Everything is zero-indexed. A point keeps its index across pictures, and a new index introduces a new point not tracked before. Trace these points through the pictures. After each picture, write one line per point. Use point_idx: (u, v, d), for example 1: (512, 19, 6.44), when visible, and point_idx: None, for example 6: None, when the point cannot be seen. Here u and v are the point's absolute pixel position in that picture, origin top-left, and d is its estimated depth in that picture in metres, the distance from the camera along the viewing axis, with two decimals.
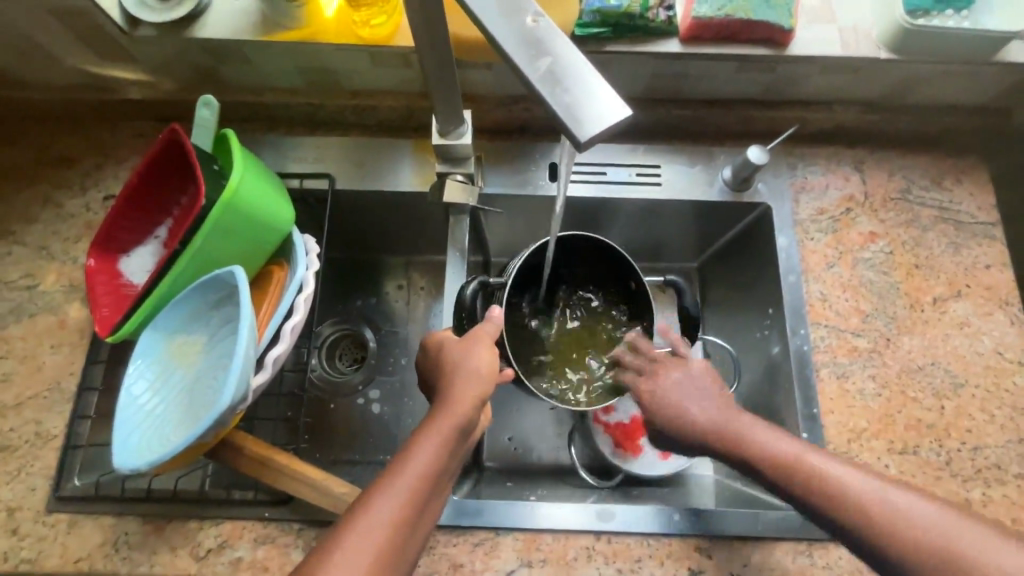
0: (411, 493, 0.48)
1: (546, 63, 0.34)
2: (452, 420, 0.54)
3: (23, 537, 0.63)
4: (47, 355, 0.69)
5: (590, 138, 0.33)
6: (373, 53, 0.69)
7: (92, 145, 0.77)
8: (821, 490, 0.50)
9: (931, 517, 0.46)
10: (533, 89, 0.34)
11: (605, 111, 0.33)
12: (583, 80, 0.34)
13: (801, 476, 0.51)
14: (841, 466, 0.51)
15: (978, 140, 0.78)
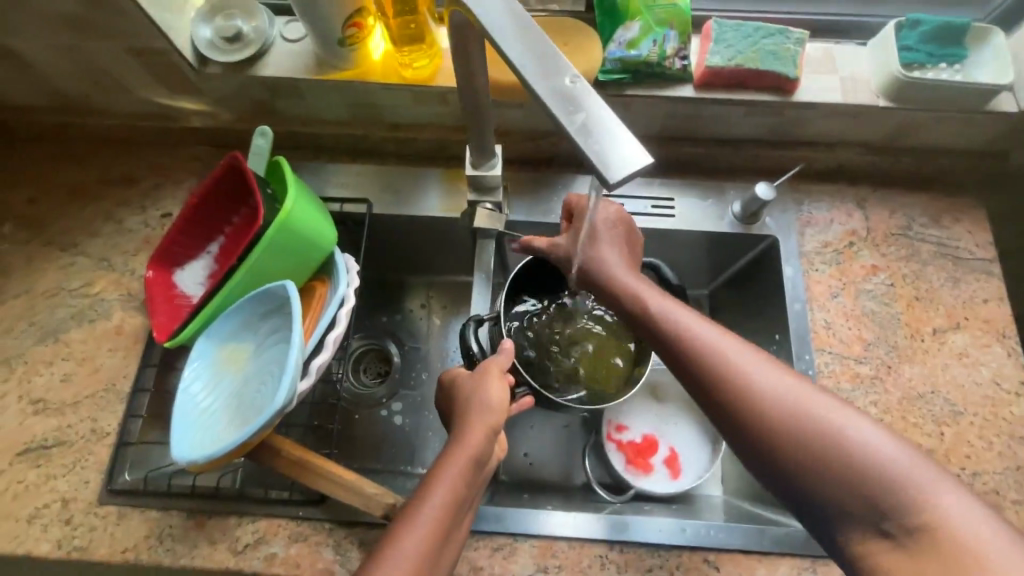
0: (435, 521, 0.55)
1: (581, 116, 0.40)
2: (469, 450, 0.59)
3: (74, 527, 0.68)
4: (104, 358, 0.75)
5: (620, 180, 0.38)
6: (414, 92, 0.76)
7: (153, 167, 0.85)
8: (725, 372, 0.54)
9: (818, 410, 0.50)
10: (571, 138, 0.40)
11: (634, 158, 0.39)
12: (614, 131, 0.40)
13: (709, 361, 0.55)
14: (753, 357, 0.54)
15: (974, 181, 0.83)
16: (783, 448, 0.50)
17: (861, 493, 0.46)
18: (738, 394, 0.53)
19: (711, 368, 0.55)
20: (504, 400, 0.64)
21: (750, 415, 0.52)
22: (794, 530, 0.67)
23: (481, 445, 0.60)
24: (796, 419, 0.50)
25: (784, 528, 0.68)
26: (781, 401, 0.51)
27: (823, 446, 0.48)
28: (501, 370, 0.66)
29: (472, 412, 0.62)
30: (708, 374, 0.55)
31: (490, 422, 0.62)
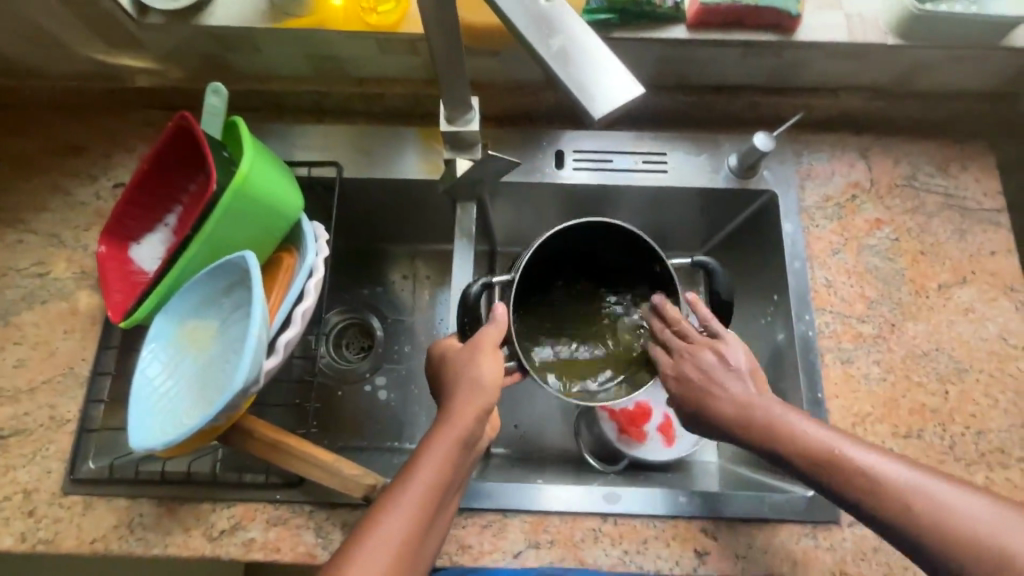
0: (421, 501, 0.52)
1: (561, 43, 0.35)
2: (459, 427, 0.56)
3: (38, 519, 0.64)
4: (59, 342, 0.70)
5: (605, 115, 0.34)
6: (381, 41, 0.69)
7: (101, 133, 0.78)
8: (840, 468, 0.50)
9: (939, 490, 0.47)
10: (548, 69, 0.35)
11: (623, 87, 0.34)
12: (598, 58, 0.35)
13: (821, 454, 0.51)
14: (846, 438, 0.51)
15: (983, 127, 0.78)
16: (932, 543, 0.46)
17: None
18: (864, 487, 0.49)
19: (826, 462, 0.50)
20: (495, 374, 0.59)
21: (889, 511, 0.47)
22: (795, 496, 0.65)
23: (470, 422, 0.56)
24: (931, 508, 0.46)
25: (784, 494, 0.65)
26: (913, 493, 0.47)
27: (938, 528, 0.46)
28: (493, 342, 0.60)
29: (463, 388, 0.58)
30: (826, 469, 0.50)
31: (480, 400, 0.57)
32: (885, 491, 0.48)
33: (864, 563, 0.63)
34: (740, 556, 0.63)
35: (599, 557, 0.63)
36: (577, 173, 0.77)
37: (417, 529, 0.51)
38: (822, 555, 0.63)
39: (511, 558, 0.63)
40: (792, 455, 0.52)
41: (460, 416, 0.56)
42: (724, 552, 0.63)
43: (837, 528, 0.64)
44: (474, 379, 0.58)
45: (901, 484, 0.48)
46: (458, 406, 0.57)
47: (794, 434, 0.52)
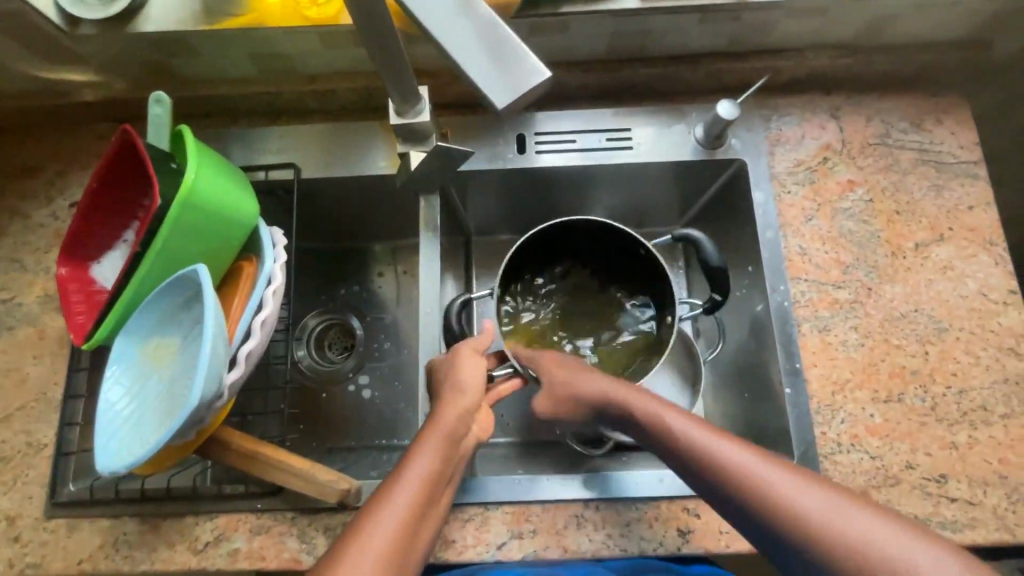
0: (412, 502, 0.48)
1: (462, 31, 0.36)
2: (442, 428, 0.54)
3: (24, 544, 0.64)
4: (30, 367, 0.70)
5: (510, 103, 0.35)
6: (323, 34, 0.67)
7: (53, 152, 0.76)
8: (773, 513, 0.44)
9: (885, 534, 0.41)
10: (451, 57, 0.36)
11: (528, 74, 0.35)
12: (501, 45, 0.36)
13: (748, 487, 0.45)
14: (782, 468, 0.45)
15: (957, 76, 0.76)
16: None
17: None
18: (789, 531, 0.43)
19: (750, 498, 0.45)
20: (477, 377, 0.60)
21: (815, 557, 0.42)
22: None
23: (452, 424, 0.55)
24: (869, 556, 0.40)
25: None
26: (853, 539, 0.41)
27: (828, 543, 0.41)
28: (473, 349, 0.62)
29: (448, 391, 0.58)
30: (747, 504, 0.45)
31: (463, 404, 0.57)
32: (802, 528, 0.42)
33: None
34: (724, 533, 0.62)
35: (582, 543, 0.63)
36: (540, 156, 0.75)
37: (408, 531, 0.47)
38: None
39: (495, 550, 0.63)
40: (720, 489, 0.47)
41: (442, 420, 0.55)
42: (707, 530, 0.63)
43: None
44: (457, 385, 0.59)
45: (836, 527, 0.41)
46: (441, 411, 0.56)
47: (719, 463, 0.47)
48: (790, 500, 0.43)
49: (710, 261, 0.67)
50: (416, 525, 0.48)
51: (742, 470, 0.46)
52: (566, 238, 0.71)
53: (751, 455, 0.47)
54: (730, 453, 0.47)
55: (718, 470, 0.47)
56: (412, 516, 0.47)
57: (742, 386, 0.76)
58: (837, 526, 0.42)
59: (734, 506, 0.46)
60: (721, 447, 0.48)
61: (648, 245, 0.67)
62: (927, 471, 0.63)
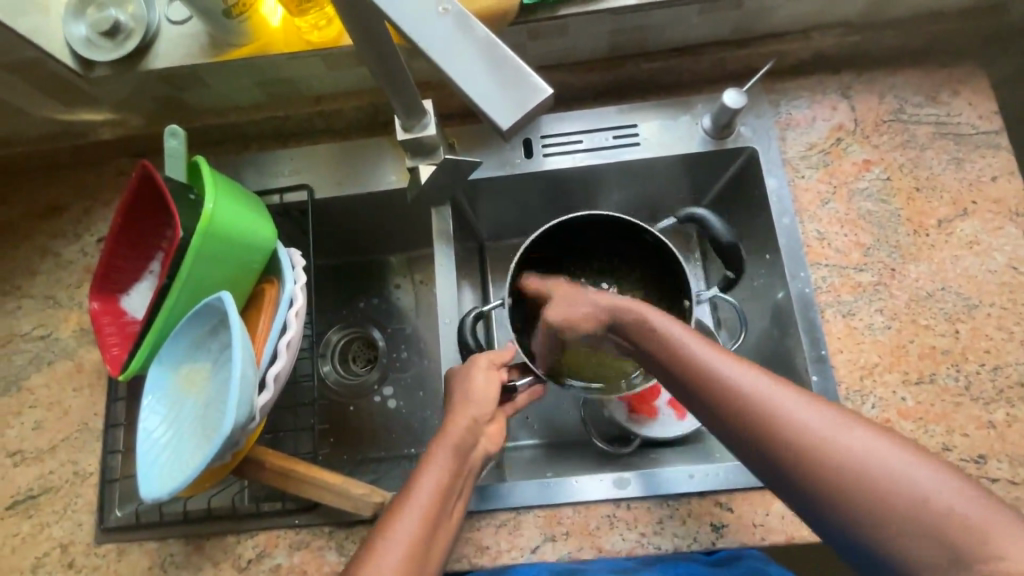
0: (426, 510, 0.50)
1: (460, 53, 0.36)
2: (452, 437, 0.56)
3: (78, 569, 0.67)
4: (71, 400, 0.73)
5: (514, 121, 0.35)
6: (325, 57, 0.68)
7: (77, 191, 0.79)
8: (778, 433, 0.43)
9: (893, 457, 0.40)
10: (451, 79, 0.36)
11: (531, 93, 0.35)
12: (499, 62, 0.36)
13: (770, 421, 0.43)
14: (826, 411, 0.43)
15: (970, 45, 0.74)
16: (856, 517, 0.40)
17: (887, 517, 0.39)
18: (799, 459, 0.42)
19: (765, 429, 0.43)
20: (490, 392, 0.60)
21: (832, 488, 0.40)
22: None
23: (459, 434, 0.56)
24: (884, 486, 0.39)
25: None
26: (879, 474, 0.40)
27: (831, 462, 0.41)
28: (491, 362, 0.62)
29: (457, 402, 0.59)
30: (757, 437, 0.44)
31: (480, 413, 0.58)
32: (805, 447, 0.42)
33: None
34: (759, 525, 0.62)
35: (616, 542, 0.63)
36: (547, 159, 0.76)
37: (423, 537, 0.49)
38: None
39: (529, 553, 0.64)
40: (723, 410, 0.46)
41: (451, 429, 0.57)
42: (741, 523, 0.62)
43: None
44: (479, 395, 0.59)
45: (864, 459, 0.40)
46: (452, 419, 0.58)
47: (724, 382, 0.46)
48: (797, 421, 0.43)
49: (718, 237, 0.69)
50: (431, 532, 0.50)
51: (760, 402, 0.44)
52: (573, 235, 0.71)
53: (763, 377, 0.46)
54: (774, 398, 0.44)
55: (730, 395, 0.45)
56: (426, 525, 0.49)
57: (767, 375, 0.75)
58: (854, 459, 0.40)
59: (737, 431, 0.45)
60: (743, 381, 0.45)
61: (653, 231, 0.67)
62: (964, 452, 0.61)
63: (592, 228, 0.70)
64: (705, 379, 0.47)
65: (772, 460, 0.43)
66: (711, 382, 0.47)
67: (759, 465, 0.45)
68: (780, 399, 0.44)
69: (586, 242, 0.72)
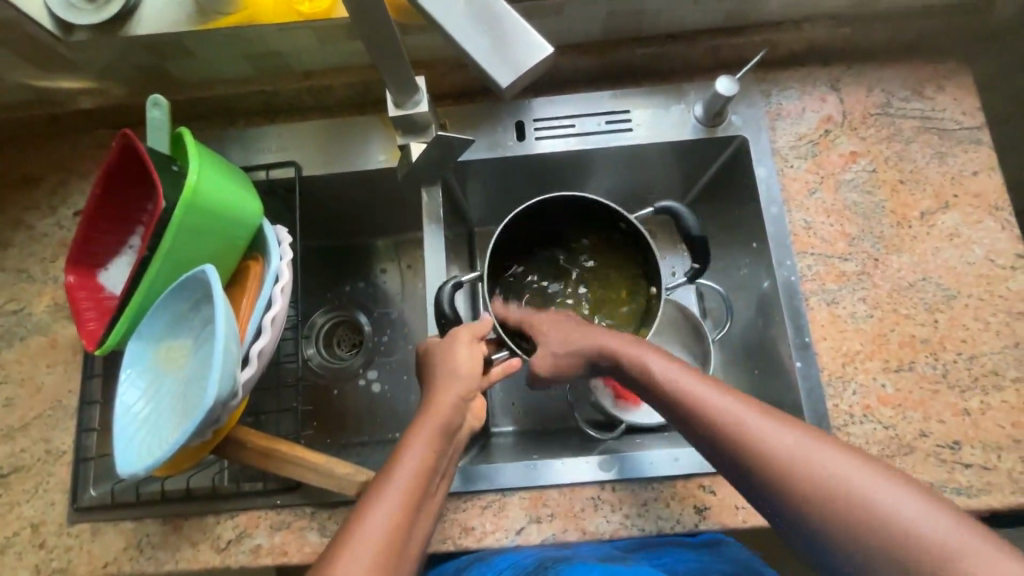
0: (404, 493, 0.49)
1: (461, 10, 0.36)
2: (436, 418, 0.55)
3: (50, 550, 0.65)
4: (45, 376, 0.71)
5: (516, 81, 0.35)
6: (316, 29, 0.67)
7: (54, 162, 0.76)
8: (743, 446, 0.47)
9: (845, 469, 0.43)
10: (452, 36, 0.36)
11: (532, 57, 0.35)
12: (499, 19, 0.35)
13: (752, 443, 0.46)
14: (784, 427, 0.47)
15: (957, 41, 0.75)
16: (809, 518, 0.43)
17: (838, 518, 0.42)
18: (760, 468, 0.46)
19: (731, 441, 0.47)
20: (474, 365, 0.60)
21: (802, 504, 0.44)
22: None
23: (448, 414, 0.55)
24: (834, 492, 0.43)
25: None
26: (892, 523, 0.41)
27: (782, 470, 0.45)
28: (472, 336, 0.62)
29: (441, 377, 0.59)
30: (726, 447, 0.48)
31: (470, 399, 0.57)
32: (761, 457, 0.46)
33: None
34: (741, 508, 0.63)
35: (600, 524, 0.63)
36: (540, 142, 0.75)
37: (406, 519, 0.48)
38: None
39: (514, 535, 0.63)
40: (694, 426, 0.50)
41: (437, 408, 0.56)
42: (724, 506, 0.63)
43: None
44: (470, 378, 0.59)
45: (831, 473, 0.43)
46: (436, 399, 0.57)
47: (692, 401, 0.50)
48: (755, 436, 0.47)
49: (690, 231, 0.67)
50: (411, 515, 0.48)
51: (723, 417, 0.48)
52: (536, 225, 0.71)
53: (731, 400, 0.49)
54: (736, 415, 0.48)
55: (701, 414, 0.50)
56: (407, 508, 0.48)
57: (751, 363, 0.76)
58: (805, 466, 0.44)
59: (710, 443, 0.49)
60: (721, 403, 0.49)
61: (629, 217, 0.66)
62: (940, 438, 0.63)
63: (556, 215, 0.70)
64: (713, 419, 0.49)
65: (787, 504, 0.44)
66: (724, 422, 0.48)
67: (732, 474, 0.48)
68: (746, 417, 0.48)
69: (552, 229, 0.72)
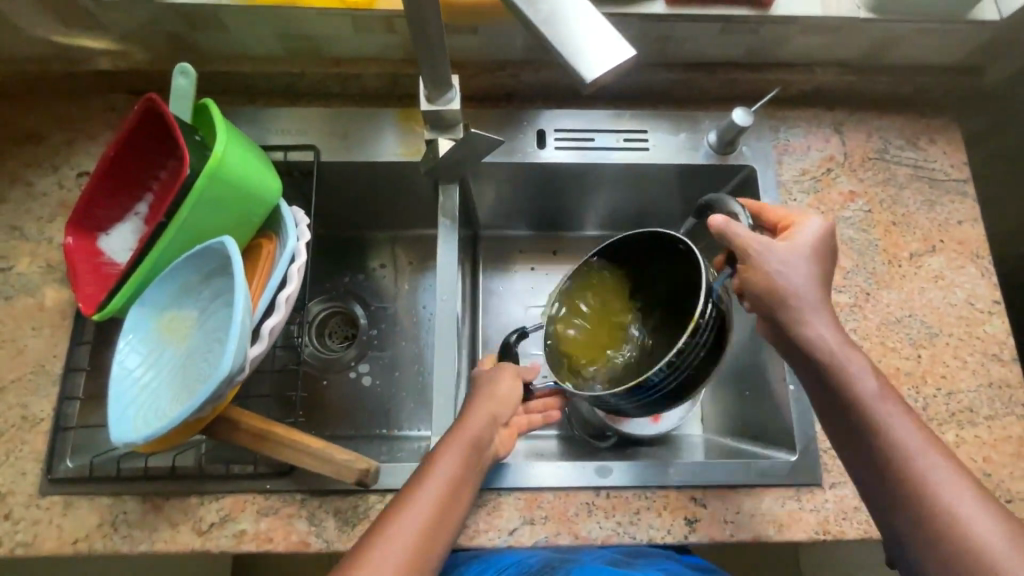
0: (435, 504, 0.50)
1: (548, 10, 0.39)
2: (470, 430, 0.55)
3: (15, 522, 0.61)
4: (28, 338, 0.67)
5: (601, 75, 0.38)
6: (354, 18, 0.68)
7: (63, 121, 0.74)
8: (883, 441, 0.51)
9: (965, 504, 0.48)
10: (540, 34, 0.39)
11: (584, 63, 0.38)
12: (582, 19, 0.39)
13: (895, 446, 0.50)
14: (927, 444, 0.50)
15: (950, 99, 0.81)
16: (918, 529, 0.48)
17: (937, 537, 0.47)
18: (888, 467, 0.50)
19: (876, 434, 0.51)
20: (513, 393, 0.61)
21: (914, 514, 0.49)
22: (779, 461, 0.66)
23: (479, 428, 0.55)
24: (949, 520, 0.47)
25: (769, 460, 0.67)
26: (954, 513, 0.47)
27: (909, 478, 0.49)
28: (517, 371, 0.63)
29: (479, 397, 0.59)
30: (868, 437, 0.51)
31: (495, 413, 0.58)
32: (897, 459, 0.50)
33: (846, 522, 0.65)
34: (729, 522, 0.64)
35: (593, 529, 0.64)
36: (560, 152, 0.77)
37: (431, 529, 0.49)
38: (807, 516, 0.65)
39: (507, 535, 0.63)
40: (838, 407, 0.53)
41: (470, 423, 0.56)
42: (713, 519, 0.65)
43: (819, 491, 0.66)
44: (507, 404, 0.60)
45: (951, 503, 0.48)
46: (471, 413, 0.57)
47: (846, 382, 0.53)
48: (900, 442, 0.50)
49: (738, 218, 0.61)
50: (436, 528, 0.49)
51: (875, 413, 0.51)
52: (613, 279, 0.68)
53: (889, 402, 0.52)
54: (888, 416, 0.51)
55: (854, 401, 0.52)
56: (434, 519, 0.49)
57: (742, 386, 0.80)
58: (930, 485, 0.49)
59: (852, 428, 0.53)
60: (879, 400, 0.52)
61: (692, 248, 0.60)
62: None
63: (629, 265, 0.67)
64: (837, 376, 0.53)
65: (874, 465, 0.51)
66: (847, 383, 0.53)
67: (856, 462, 0.53)
68: (896, 422, 0.51)
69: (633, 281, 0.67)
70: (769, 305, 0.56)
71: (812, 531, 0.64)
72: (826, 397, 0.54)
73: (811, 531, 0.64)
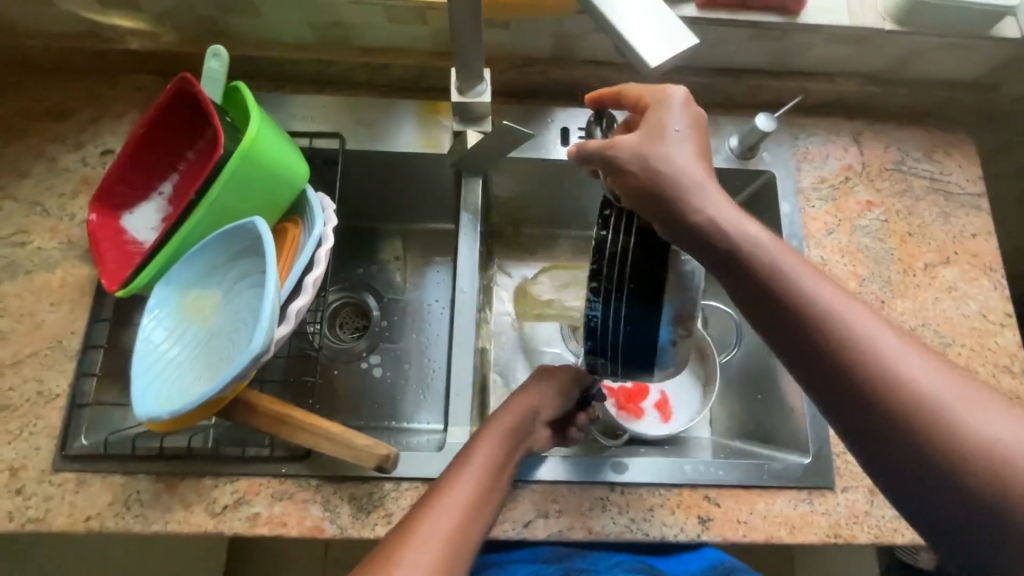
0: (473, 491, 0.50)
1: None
2: (504, 425, 0.58)
3: (27, 497, 0.61)
4: (47, 314, 0.67)
5: (665, 60, 0.41)
6: (389, 8, 0.69)
7: (90, 99, 0.74)
8: (872, 366, 0.40)
9: (997, 423, 0.38)
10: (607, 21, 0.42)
11: (650, 49, 0.41)
12: (645, 9, 0.42)
13: (889, 369, 0.40)
14: (920, 358, 0.41)
15: (966, 115, 0.82)
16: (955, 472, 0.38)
17: (982, 478, 0.37)
18: (888, 397, 0.40)
19: (861, 361, 0.41)
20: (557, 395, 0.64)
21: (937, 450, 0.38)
22: (792, 464, 0.67)
23: (512, 422, 0.58)
24: (982, 450, 0.37)
25: (782, 462, 0.67)
26: (989, 442, 0.37)
27: (921, 407, 0.39)
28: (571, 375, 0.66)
29: (521, 393, 0.63)
30: (850, 366, 0.41)
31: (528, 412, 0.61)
32: (900, 388, 0.39)
33: (857, 526, 0.65)
34: (742, 522, 0.65)
35: (606, 524, 0.64)
36: None
37: (470, 512, 0.49)
38: (818, 519, 0.65)
39: (521, 527, 0.63)
40: (802, 334, 0.43)
41: (503, 419, 0.58)
42: (726, 518, 0.65)
43: (831, 494, 0.66)
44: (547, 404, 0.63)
45: (979, 428, 0.38)
46: (507, 410, 0.60)
47: (800, 297, 0.43)
48: (893, 364, 0.40)
49: None
50: (476, 514, 0.49)
51: (850, 333, 0.42)
52: None
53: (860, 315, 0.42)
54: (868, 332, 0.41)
55: (820, 321, 0.42)
56: (473, 501, 0.49)
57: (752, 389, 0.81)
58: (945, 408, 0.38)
59: (823, 357, 0.42)
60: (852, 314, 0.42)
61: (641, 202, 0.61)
62: None
63: None
64: (788, 288, 0.44)
65: (826, 372, 0.42)
66: (810, 302, 0.43)
67: (840, 404, 0.42)
68: (883, 340, 0.41)
69: None
70: (676, 210, 0.47)
71: (823, 533, 0.65)
72: (783, 325, 0.44)
73: (822, 534, 0.65)
